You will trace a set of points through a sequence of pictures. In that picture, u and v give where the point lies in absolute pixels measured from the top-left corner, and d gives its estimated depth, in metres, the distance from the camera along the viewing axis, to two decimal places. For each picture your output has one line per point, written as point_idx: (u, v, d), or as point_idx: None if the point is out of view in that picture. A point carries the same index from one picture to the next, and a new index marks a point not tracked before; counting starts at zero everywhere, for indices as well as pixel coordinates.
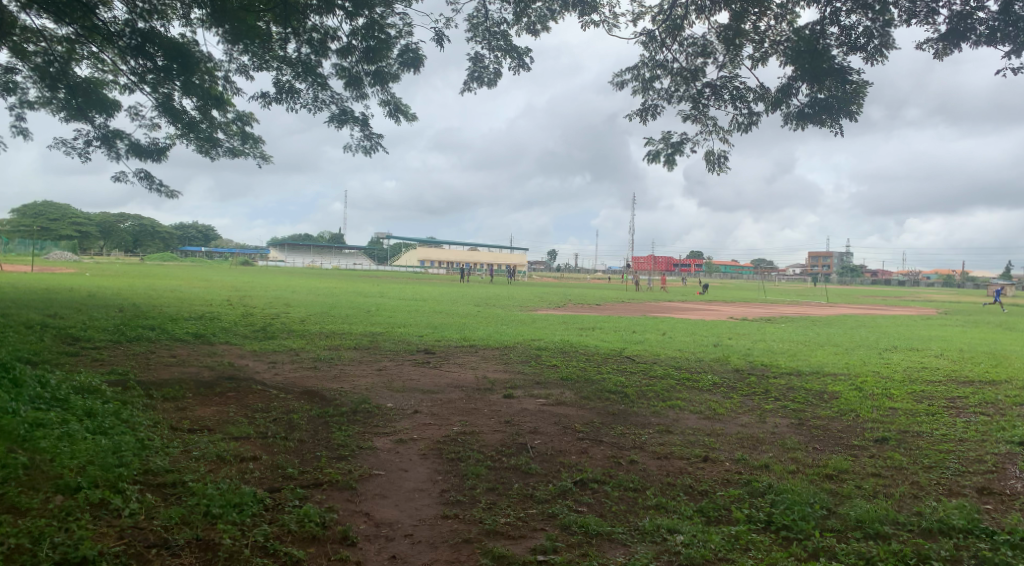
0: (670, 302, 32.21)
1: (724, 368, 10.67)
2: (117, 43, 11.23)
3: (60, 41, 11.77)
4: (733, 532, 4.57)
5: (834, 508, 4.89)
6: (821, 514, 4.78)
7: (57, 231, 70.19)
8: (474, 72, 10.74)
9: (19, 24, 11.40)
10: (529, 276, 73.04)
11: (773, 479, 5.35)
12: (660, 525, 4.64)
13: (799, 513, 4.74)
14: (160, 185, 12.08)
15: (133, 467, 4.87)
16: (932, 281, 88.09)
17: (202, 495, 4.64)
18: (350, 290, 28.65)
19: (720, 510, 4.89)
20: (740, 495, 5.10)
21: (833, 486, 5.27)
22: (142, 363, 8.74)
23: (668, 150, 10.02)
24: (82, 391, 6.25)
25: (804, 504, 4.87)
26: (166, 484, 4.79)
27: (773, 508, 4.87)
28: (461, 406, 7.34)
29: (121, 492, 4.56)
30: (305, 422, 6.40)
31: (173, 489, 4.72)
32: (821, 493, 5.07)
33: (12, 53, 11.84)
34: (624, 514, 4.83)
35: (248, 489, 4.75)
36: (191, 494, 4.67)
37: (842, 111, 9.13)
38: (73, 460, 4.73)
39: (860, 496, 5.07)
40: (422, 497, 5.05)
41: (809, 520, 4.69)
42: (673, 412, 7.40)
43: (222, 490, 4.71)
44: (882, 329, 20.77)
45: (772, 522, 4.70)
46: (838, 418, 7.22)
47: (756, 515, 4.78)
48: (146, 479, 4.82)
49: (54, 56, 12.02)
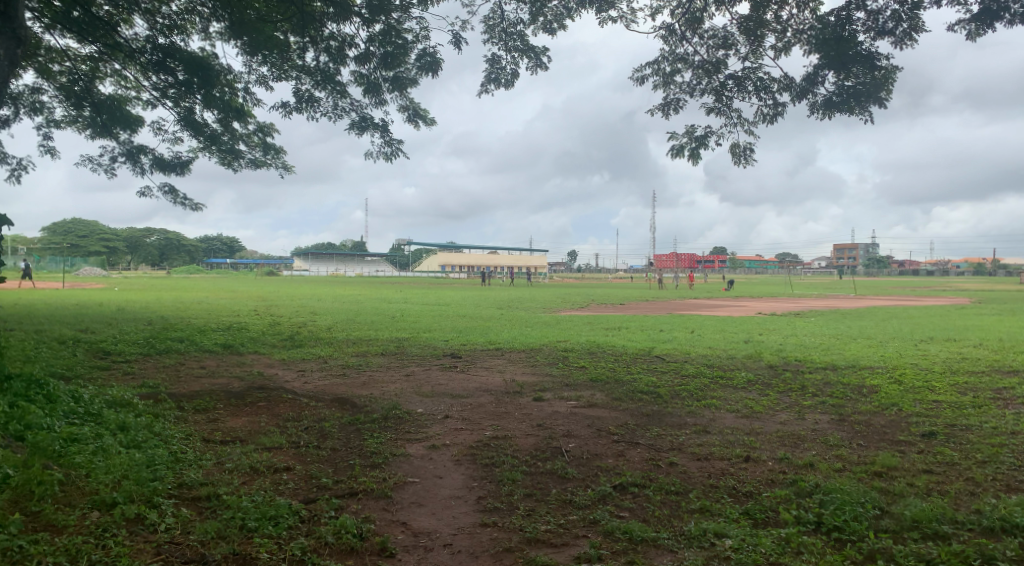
0: (694, 299, 31.90)
1: (757, 364, 10.47)
2: (139, 59, 11.30)
3: (84, 60, 11.89)
4: (783, 534, 4.42)
5: (887, 508, 4.71)
6: (873, 514, 4.62)
7: (87, 247, 71.43)
8: (492, 73, 10.67)
9: (43, 44, 11.53)
10: (552, 277, 72.89)
11: (820, 479, 5.18)
12: (707, 529, 4.50)
13: (851, 513, 4.58)
14: (184, 198, 12.20)
15: (166, 481, 4.84)
16: (961, 271, 86.50)
17: (238, 508, 4.58)
18: (374, 297, 28.72)
19: (767, 511, 4.74)
20: (788, 496, 4.94)
21: (883, 484, 5.09)
22: (172, 376, 8.76)
23: (693, 144, 9.86)
24: (115, 405, 6.26)
25: (854, 504, 4.71)
26: (201, 497, 4.75)
27: (823, 508, 4.71)
28: (491, 410, 7.25)
29: (156, 507, 4.53)
30: (336, 430, 6.34)
31: (208, 503, 4.67)
32: (871, 492, 4.90)
33: (38, 73, 11.98)
34: (668, 519, 4.69)
35: (283, 501, 4.69)
36: (226, 507, 4.63)
37: (871, 97, 8.92)
38: (108, 475, 4.71)
39: (914, 495, 4.89)
40: (460, 504, 4.96)
41: (862, 521, 4.53)
42: (708, 411, 7.24)
43: (257, 503, 4.66)
44: (915, 320, 20.33)
45: (823, 523, 4.55)
46: (880, 413, 7.01)
47: (805, 516, 4.62)
48: (180, 492, 4.78)
49: (78, 76, 12.06)
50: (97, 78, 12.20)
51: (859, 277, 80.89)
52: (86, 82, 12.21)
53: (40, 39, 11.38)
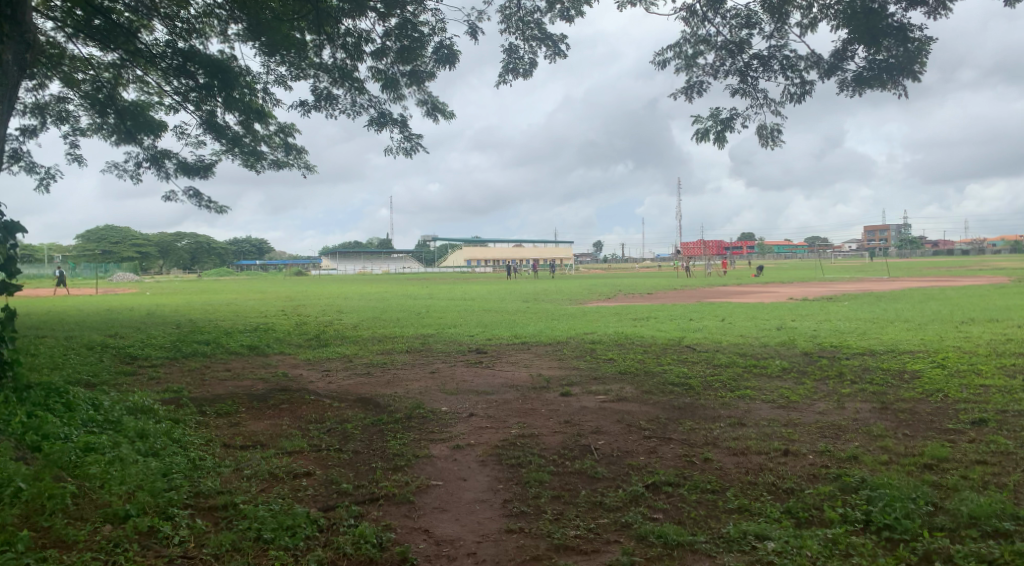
0: (722, 287, 31.38)
1: (791, 351, 10.16)
2: (159, 64, 11.25)
3: (106, 67, 11.90)
4: (830, 535, 4.18)
5: (940, 504, 4.43)
6: (926, 511, 4.34)
7: (119, 253, 72.65)
8: (509, 63, 10.46)
9: (66, 53, 11.57)
10: (579, 269, 72.44)
11: (865, 473, 4.91)
12: (747, 532, 4.26)
13: (901, 511, 4.31)
14: (208, 201, 12.19)
15: (182, 490, 4.73)
16: (998, 249, 84.32)
17: (254, 518, 4.45)
18: (399, 294, 28.69)
19: (811, 510, 4.49)
20: (832, 492, 4.68)
21: (935, 478, 4.80)
22: (197, 379, 8.70)
23: (718, 127, 9.57)
24: (135, 411, 6.17)
25: (906, 500, 4.43)
26: (218, 507, 4.63)
27: (871, 505, 4.44)
28: (518, 407, 7.06)
29: (170, 519, 4.42)
30: (359, 431, 6.20)
31: (225, 513, 4.55)
32: (923, 487, 4.61)
33: (62, 82, 12.01)
34: (706, 520, 4.46)
35: (301, 509, 4.56)
36: (243, 517, 4.50)
37: (905, 71, 8.56)
38: (123, 486, 4.61)
39: (969, 489, 4.59)
40: (484, 509, 4.78)
41: (914, 519, 4.26)
42: (742, 402, 6.99)
43: (274, 512, 4.53)
44: (953, 301, 19.69)
45: (871, 522, 4.30)
46: (924, 400, 6.69)
47: (853, 514, 4.37)
48: (197, 502, 4.67)
49: (102, 83, 12.11)
50: (120, 85, 12.21)
51: (892, 258, 79.25)
52: (110, 89, 12.21)
53: (62, 48, 11.40)
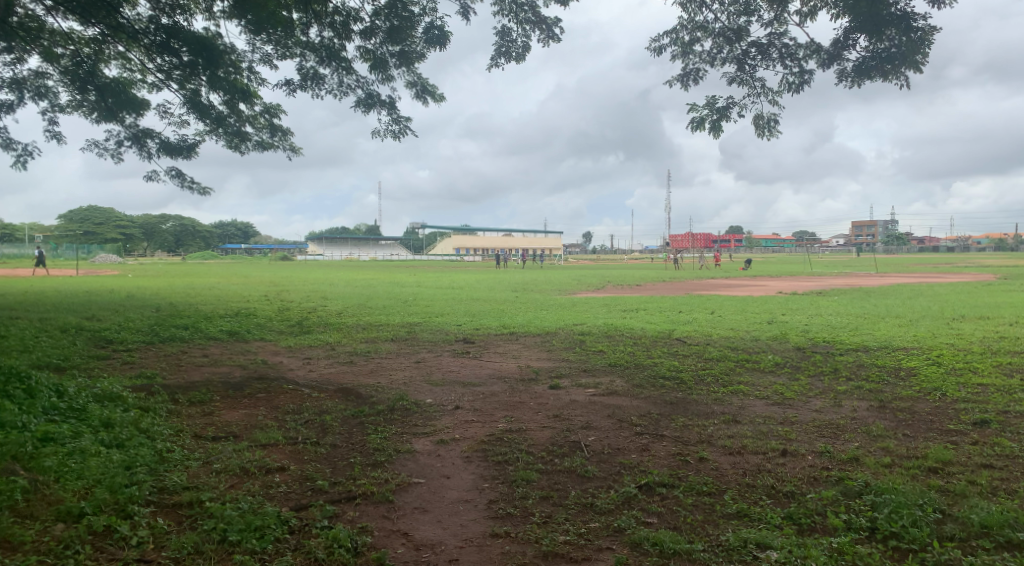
0: (710, 280, 31.20)
1: (783, 346, 9.99)
2: (142, 41, 10.85)
3: (88, 42, 11.48)
4: (835, 545, 3.98)
5: (948, 511, 4.25)
6: (935, 518, 4.15)
7: (103, 234, 71.76)
8: (501, 47, 10.21)
9: (46, 27, 11.13)
10: (568, 260, 72.22)
11: (869, 476, 4.71)
12: (747, 539, 4.06)
13: (909, 518, 4.12)
14: (191, 183, 11.86)
15: (144, 486, 4.46)
16: (983, 247, 84.91)
17: (220, 518, 4.20)
18: (385, 281, 28.32)
19: (813, 516, 4.29)
20: (835, 497, 4.49)
21: (941, 483, 4.61)
22: (172, 365, 8.40)
23: (714, 116, 9.40)
24: (102, 399, 5.88)
25: (913, 507, 4.24)
26: (182, 504, 4.38)
27: (876, 511, 4.25)
28: (504, 400, 6.83)
29: (129, 519, 4.16)
30: (338, 424, 5.95)
31: (190, 511, 4.30)
32: (929, 492, 4.42)
33: (41, 57, 11.57)
34: (702, 526, 4.26)
35: (271, 508, 4.31)
36: (209, 517, 4.25)
37: (906, 60, 8.37)
38: (79, 481, 4.34)
39: (978, 495, 4.41)
40: (468, 510, 4.55)
41: (922, 527, 4.07)
42: (736, 397, 6.79)
43: (243, 511, 4.27)
44: (942, 297, 19.61)
45: (877, 529, 4.11)
46: (922, 399, 6.51)
47: (857, 521, 4.18)
48: (160, 499, 4.41)
49: (82, 58, 11.68)
50: (101, 60, 11.80)
51: (879, 254, 79.54)
52: (91, 65, 11.78)
53: (42, 21, 10.96)
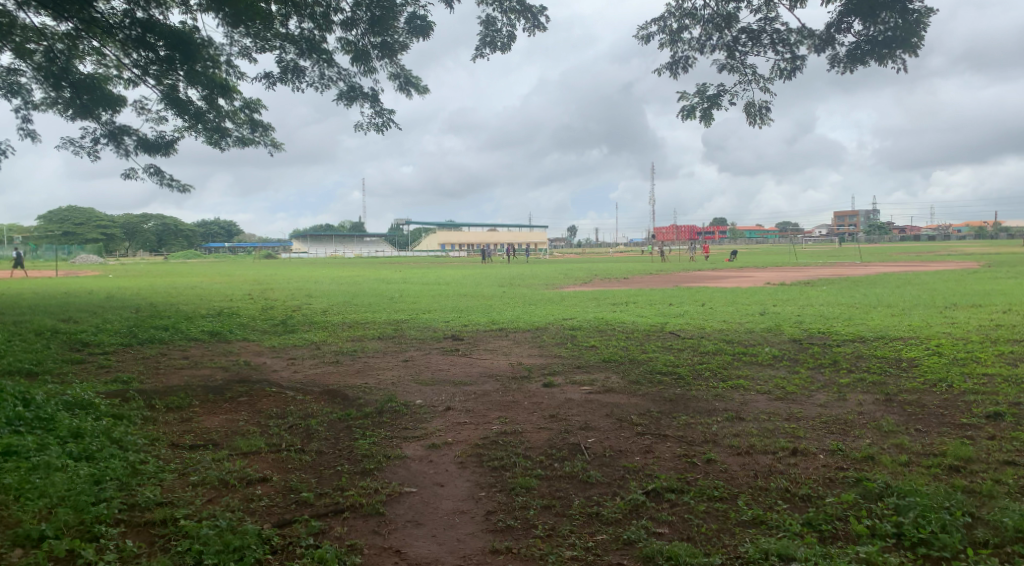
0: (696, 272, 31.05)
1: (778, 338, 9.80)
2: (117, 35, 10.43)
3: (61, 37, 11.05)
4: (861, 554, 3.77)
5: (978, 514, 4.06)
6: (964, 523, 3.96)
7: (83, 234, 70.64)
8: (486, 37, 9.94)
9: (17, 22, 10.69)
10: (553, 254, 72.07)
11: (887, 476, 4.51)
12: (768, 551, 3.84)
13: (938, 523, 3.93)
14: (170, 180, 11.49)
15: (113, 503, 4.16)
16: (963, 235, 85.64)
17: (196, 538, 3.92)
18: (370, 277, 27.93)
19: (834, 522, 4.08)
20: (854, 500, 4.28)
21: (965, 482, 4.42)
22: (151, 368, 8.06)
23: (705, 104, 9.22)
24: (74, 406, 5.56)
25: (940, 511, 4.04)
26: (155, 523, 4.09)
27: (901, 516, 4.05)
28: (497, 400, 6.57)
29: (96, 541, 3.87)
30: (324, 428, 5.66)
31: (162, 530, 4.02)
32: (955, 494, 4.23)
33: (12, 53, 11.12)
34: (718, 537, 4.03)
35: (251, 526, 4.03)
36: (184, 537, 3.96)
37: (903, 44, 8.17)
38: (41, 501, 4.05)
39: (1005, 496, 4.23)
40: (465, 523, 4.29)
41: (952, 532, 3.88)
42: (737, 393, 6.57)
43: (221, 530, 3.99)
44: (930, 286, 19.55)
45: (904, 536, 3.92)
46: (928, 390, 6.34)
47: (882, 527, 3.98)
48: (130, 517, 4.12)
49: (55, 54, 11.24)
50: (75, 56, 11.36)
51: (862, 243, 79.96)
52: (65, 60, 11.35)
53: (13, 16, 10.50)
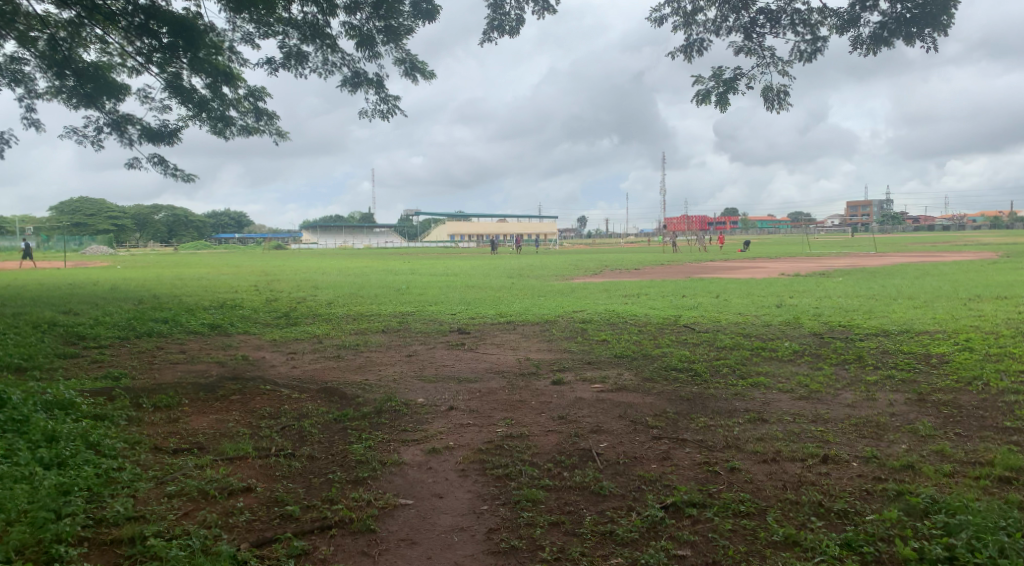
0: (709, 262, 30.56)
1: (798, 332, 9.40)
2: (119, 23, 10.08)
3: (64, 25, 10.73)
4: None
5: None
6: None
7: (94, 226, 70.56)
8: (495, 20, 9.55)
9: (20, 10, 10.36)
10: (563, 245, 71.43)
11: (933, 490, 4.15)
12: None
13: (996, 546, 3.57)
14: (172, 170, 11.19)
15: (77, 520, 3.87)
16: (979, 224, 84.44)
17: (165, 560, 3.62)
18: (378, 268, 27.54)
19: (875, 544, 3.73)
20: (897, 518, 3.92)
21: (1019, 497, 4.05)
22: (144, 364, 7.76)
23: (721, 89, 8.81)
24: (54, 407, 5.26)
25: (996, 531, 3.68)
26: (122, 541, 3.81)
27: (952, 537, 3.70)
28: (504, 398, 6.23)
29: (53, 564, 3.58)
30: (318, 430, 5.35)
31: (129, 551, 3.72)
32: (1010, 511, 3.87)
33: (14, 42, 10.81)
34: (745, 561, 3.69)
35: (225, 546, 3.72)
36: (152, 559, 3.67)
37: (932, 22, 7.73)
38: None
39: None
40: (464, 542, 3.96)
41: (1012, 558, 3.52)
42: (757, 391, 6.19)
43: (192, 551, 3.69)
44: (950, 277, 19.02)
45: (955, 560, 3.56)
46: (964, 389, 5.94)
47: (932, 551, 3.63)
48: (95, 535, 3.84)
49: (58, 43, 10.92)
50: (79, 44, 11.03)
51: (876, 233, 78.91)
52: (68, 49, 11.02)
53: (15, 4, 10.18)
